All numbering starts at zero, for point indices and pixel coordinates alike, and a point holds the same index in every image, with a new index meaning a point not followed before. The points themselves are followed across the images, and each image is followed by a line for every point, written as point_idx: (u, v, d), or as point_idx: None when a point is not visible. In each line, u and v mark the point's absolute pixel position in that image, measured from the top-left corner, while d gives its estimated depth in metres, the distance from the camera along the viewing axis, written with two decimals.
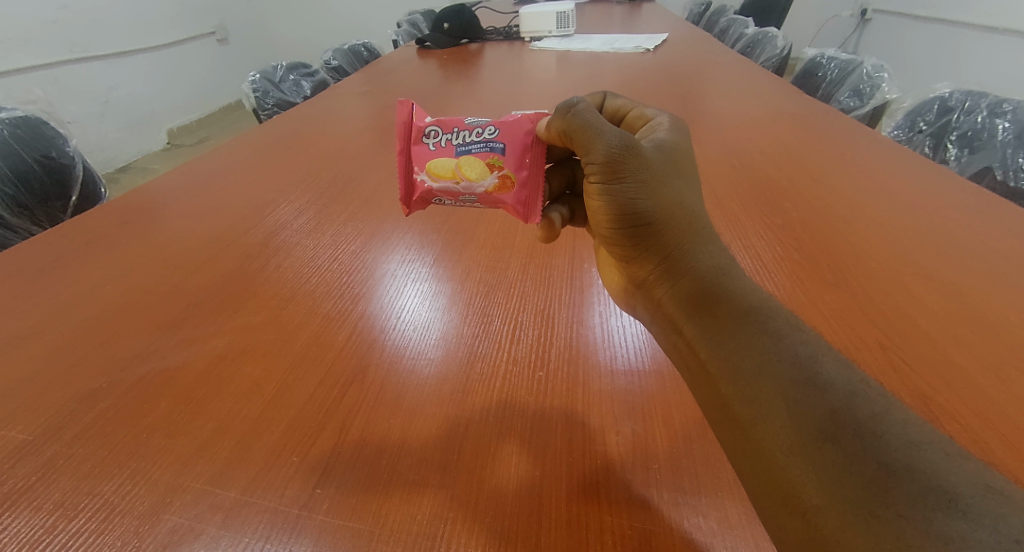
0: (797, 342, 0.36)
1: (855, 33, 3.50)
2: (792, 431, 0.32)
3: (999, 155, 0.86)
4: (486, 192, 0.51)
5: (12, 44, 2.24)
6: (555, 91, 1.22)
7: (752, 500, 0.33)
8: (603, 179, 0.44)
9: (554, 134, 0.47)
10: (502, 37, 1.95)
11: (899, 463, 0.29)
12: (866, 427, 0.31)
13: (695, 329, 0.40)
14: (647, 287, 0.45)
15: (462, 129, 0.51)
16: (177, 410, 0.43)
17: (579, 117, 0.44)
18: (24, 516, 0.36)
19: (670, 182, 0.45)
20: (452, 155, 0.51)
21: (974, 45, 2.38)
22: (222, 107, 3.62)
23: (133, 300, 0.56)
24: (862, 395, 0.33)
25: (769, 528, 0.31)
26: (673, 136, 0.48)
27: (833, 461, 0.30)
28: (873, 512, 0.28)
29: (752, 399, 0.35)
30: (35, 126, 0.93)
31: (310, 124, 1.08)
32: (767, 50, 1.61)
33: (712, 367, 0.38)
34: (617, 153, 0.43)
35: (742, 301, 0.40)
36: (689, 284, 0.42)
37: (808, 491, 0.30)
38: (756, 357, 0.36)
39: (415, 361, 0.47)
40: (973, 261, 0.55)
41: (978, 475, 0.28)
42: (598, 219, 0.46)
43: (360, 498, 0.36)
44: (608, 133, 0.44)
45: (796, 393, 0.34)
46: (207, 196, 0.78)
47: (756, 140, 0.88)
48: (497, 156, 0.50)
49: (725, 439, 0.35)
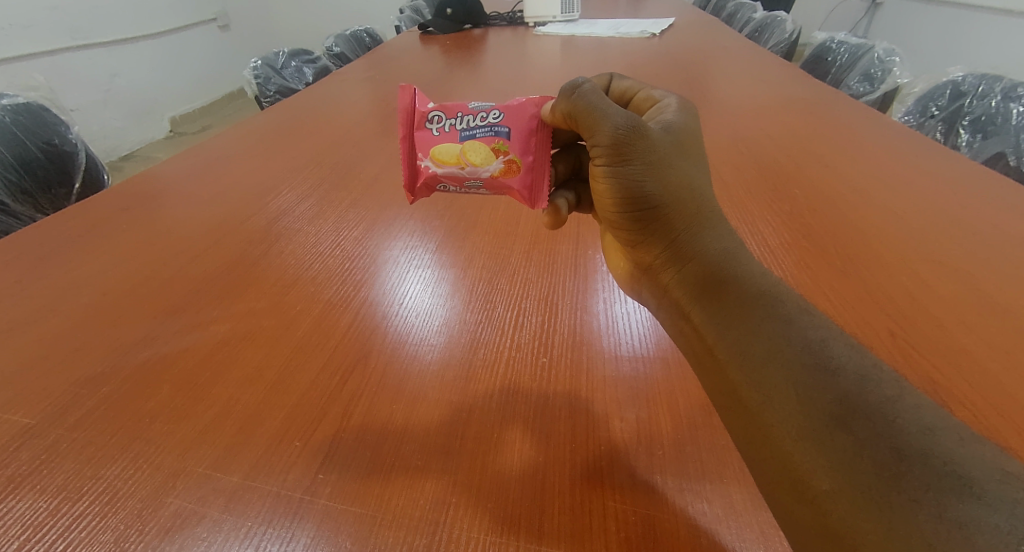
0: (806, 327, 0.36)
1: (865, 17, 3.42)
2: (802, 417, 0.32)
3: (1013, 140, 0.84)
4: (490, 176, 0.50)
5: (14, 32, 2.23)
6: (559, 76, 1.21)
7: (760, 486, 0.32)
8: (608, 162, 0.43)
9: (558, 117, 0.46)
10: (505, 22, 1.92)
11: (913, 449, 0.29)
12: (877, 412, 0.30)
13: (702, 313, 0.40)
14: (654, 272, 0.45)
15: (465, 114, 0.50)
16: (180, 395, 0.43)
17: (583, 99, 0.43)
18: (27, 499, 0.36)
19: (677, 164, 0.44)
20: (456, 140, 0.50)
21: (987, 29, 2.32)
22: (224, 95, 3.59)
23: (135, 286, 0.56)
24: (873, 379, 0.32)
25: (777, 514, 0.31)
26: (681, 118, 0.47)
27: (843, 447, 0.30)
28: (885, 497, 0.28)
29: (761, 385, 0.34)
30: (37, 113, 0.92)
31: (311, 110, 1.07)
32: (777, 35, 1.57)
33: (720, 353, 0.37)
34: (622, 135, 0.42)
35: (750, 285, 0.39)
36: (697, 268, 0.42)
37: (818, 478, 0.29)
38: (765, 342, 0.35)
39: (417, 347, 0.47)
40: (986, 246, 0.54)
41: (993, 461, 0.28)
42: (604, 203, 0.45)
43: (361, 484, 0.36)
44: (613, 114, 0.43)
45: (806, 378, 0.33)
46: (208, 182, 0.78)
47: (764, 126, 0.87)
48: (502, 141, 0.49)
49: (732, 426, 0.35)
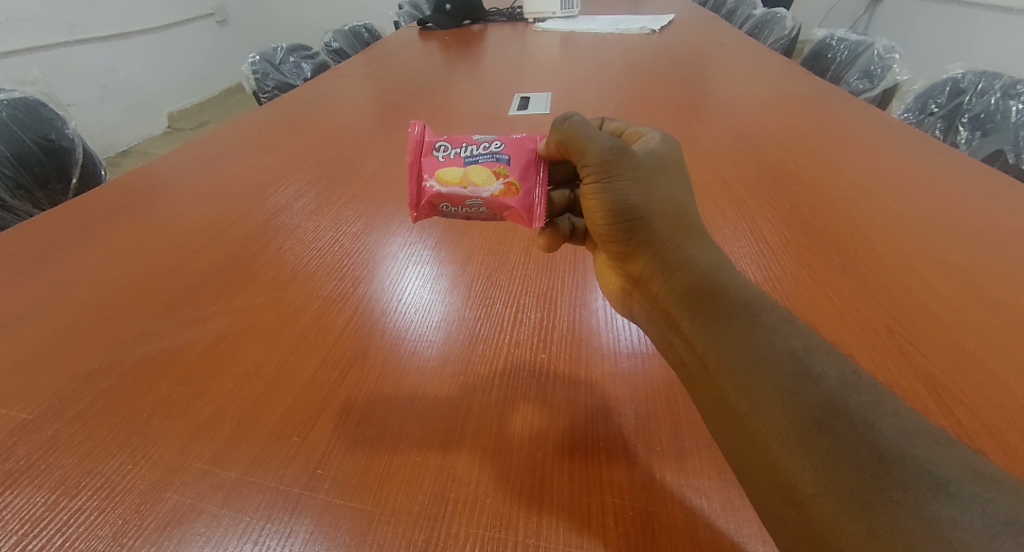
0: (789, 335, 0.35)
1: (865, 14, 3.41)
2: (787, 421, 0.31)
3: (1012, 138, 0.84)
4: (492, 196, 0.48)
5: (10, 26, 2.21)
6: (559, 73, 1.20)
7: (747, 490, 0.32)
8: (596, 179, 0.43)
9: (551, 148, 0.47)
10: (505, 18, 1.91)
11: (892, 451, 0.29)
12: (858, 416, 0.30)
13: (692, 322, 0.38)
14: (643, 285, 0.43)
15: (469, 143, 0.50)
16: (178, 390, 0.43)
17: (572, 126, 0.44)
18: (24, 494, 0.36)
19: (662, 182, 0.44)
20: (460, 163, 0.49)
21: (987, 26, 2.32)
22: (222, 90, 3.58)
23: (133, 282, 0.55)
24: (854, 385, 0.32)
25: (763, 516, 0.31)
26: (667, 144, 0.48)
27: (827, 450, 0.29)
28: (867, 498, 0.27)
29: (749, 392, 0.33)
30: (34, 108, 0.92)
31: (310, 106, 1.06)
32: (776, 31, 1.57)
33: (710, 361, 0.36)
34: (608, 154, 0.43)
35: (737, 295, 0.38)
36: (685, 278, 0.41)
37: (803, 481, 0.29)
38: (751, 350, 0.35)
39: (416, 344, 0.47)
40: (982, 244, 0.54)
41: (968, 462, 0.28)
42: (593, 220, 0.45)
43: (361, 478, 0.36)
44: (599, 137, 0.44)
45: (791, 384, 0.32)
46: (206, 178, 0.77)
47: (764, 124, 0.86)
48: (503, 165, 0.48)
49: (719, 431, 0.34)
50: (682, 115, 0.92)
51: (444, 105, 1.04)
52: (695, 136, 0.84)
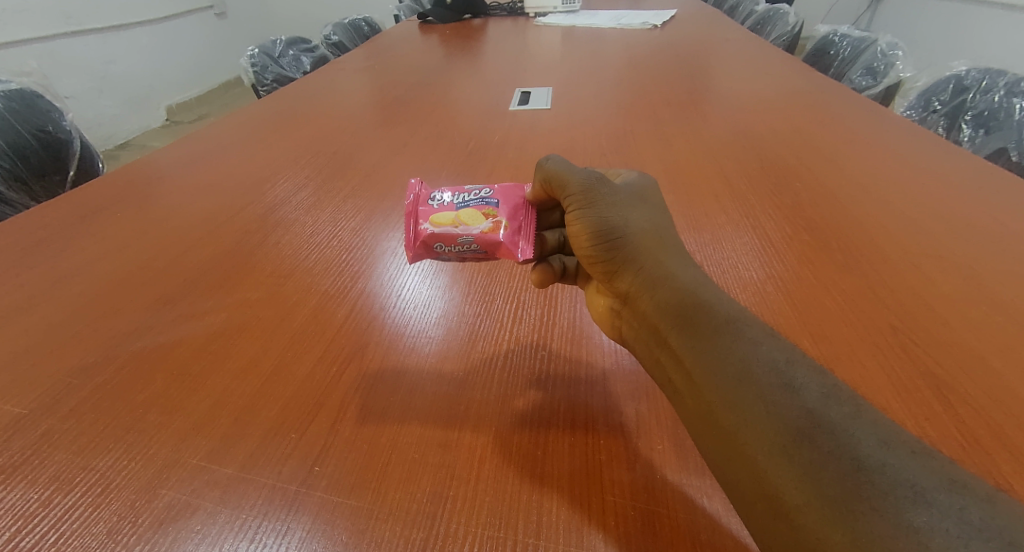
0: (773, 348, 0.35)
1: (868, 11, 3.40)
2: (771, 432, 0.31)
3: (1015, 136, 0.83)
4: (482, 234, 0.46)
5: (5, 18, 2.18)
6: (560, 68, 1.19)
7: (733, 500, 0.31)
8: (578, 206, 0.43)
9: (536, 188, 0.47)
10: (505, 12, 1.89)
11: (872, 460, 0.28)
12: (840, 426, 0.30)
13: (680, 338, 0.37)
14: (630, 303, 0.41)
15: (461, 191, 0.49)
16: (174, 385, 0.43)
17: (553, 163, 0.45)
18: (17, 490, 0.36)
19: (641, 209, 0.44)
20: (452, 207, 0.47)
21: (991, 23, 2.31)
22: (221, 84, 3.56)
23: (130, 276, 0.55)
24: (835, 395, 0.31)
25: (750, 525, 0.30)
26: (645, 178, 0.48)
27: (811, 459, 0.29)
28: (848, 507, 0.27)
29: (734, 404, 0.32)
30: (30, 99, 0.91)
31: (308, 100, 1.05)
32: (778, 27, 1.56)
33: (697, 376, 0.35)
34: (587, 184, 0.43)
35: (720, 311, 0.37)
36: (670, 294, 0.39)
37: (788, 491, 0.29)
38: (735, 364, 0.34)
39: (415, 339, 0.46)
40: (983, 243, 0.53)
41: (944, 471, 0.28)
42: (578, 249, 0.44)
43: (358, 476, 0.35)
44: (579, 171, 0.44)
45: (774, 395, 0.32)
46: (203, 172, 0.76)
47: (767, 121, 0.85)
48: (493, 208, 0.47)
49: (705, 443, 0.33)
50: (683, 112, 0.91)
51: (444, 100, 1.03)
52: (696, 133, 0.83)
